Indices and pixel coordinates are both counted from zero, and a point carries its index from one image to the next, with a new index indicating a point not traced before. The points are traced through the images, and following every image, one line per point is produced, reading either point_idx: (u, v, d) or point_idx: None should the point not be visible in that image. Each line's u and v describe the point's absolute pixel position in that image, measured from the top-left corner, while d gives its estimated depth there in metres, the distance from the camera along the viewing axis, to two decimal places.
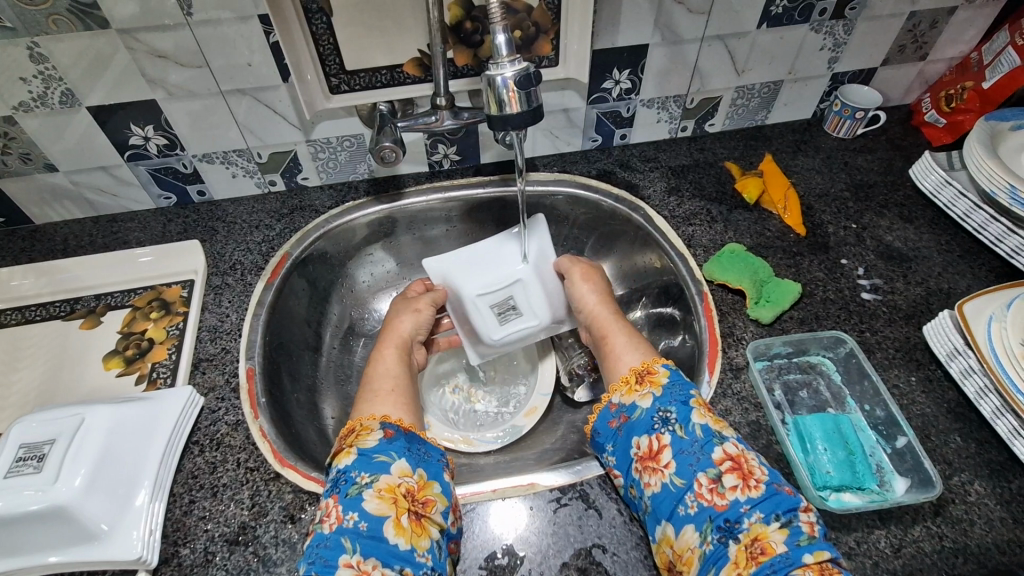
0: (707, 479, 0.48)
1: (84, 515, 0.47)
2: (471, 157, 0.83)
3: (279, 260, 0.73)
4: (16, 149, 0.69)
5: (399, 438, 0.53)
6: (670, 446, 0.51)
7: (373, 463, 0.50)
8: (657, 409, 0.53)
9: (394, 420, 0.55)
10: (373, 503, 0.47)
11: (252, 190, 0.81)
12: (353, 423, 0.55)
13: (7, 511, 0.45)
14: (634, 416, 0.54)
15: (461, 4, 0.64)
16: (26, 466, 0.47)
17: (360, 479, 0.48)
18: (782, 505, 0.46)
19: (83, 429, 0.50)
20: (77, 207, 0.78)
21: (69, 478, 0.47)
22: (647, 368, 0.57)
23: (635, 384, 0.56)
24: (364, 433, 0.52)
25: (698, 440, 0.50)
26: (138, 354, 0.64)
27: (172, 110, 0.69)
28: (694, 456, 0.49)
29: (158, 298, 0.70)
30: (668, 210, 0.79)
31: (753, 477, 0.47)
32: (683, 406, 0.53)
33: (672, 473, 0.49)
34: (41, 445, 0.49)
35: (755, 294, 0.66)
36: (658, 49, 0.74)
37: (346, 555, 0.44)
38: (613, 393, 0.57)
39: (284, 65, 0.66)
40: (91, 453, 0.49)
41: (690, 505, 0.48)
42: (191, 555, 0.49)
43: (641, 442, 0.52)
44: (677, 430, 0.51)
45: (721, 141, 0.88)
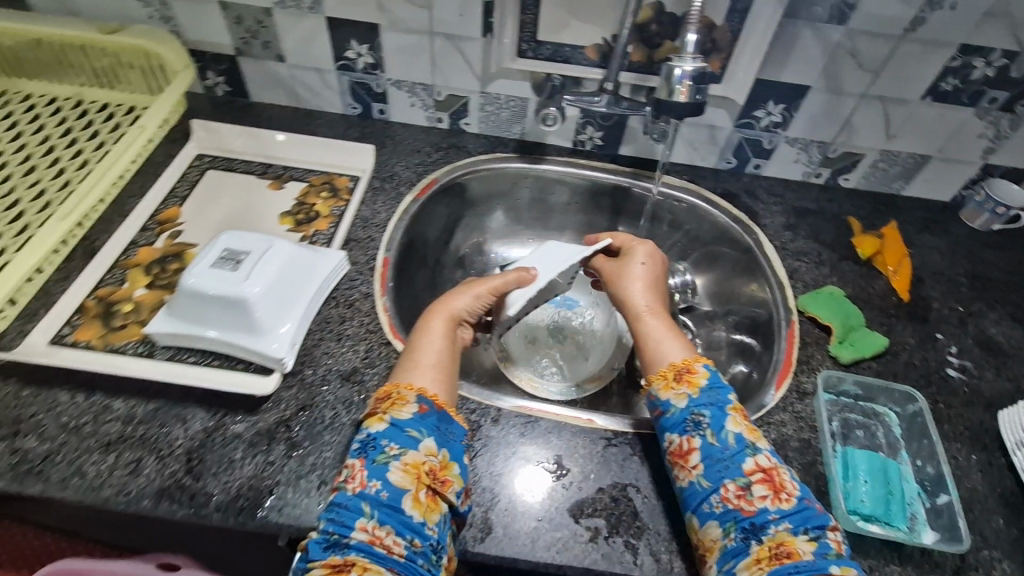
0: (735, 486, 0.52)
1: (257, 315, 0.60)
2: (612, 146, 0.91)
3: (428, 182, 0.86)
4: (263, 36, 0.85)
5: (430, 415, 0.55)
6: (699, 450, 0.55)
7: (404, 437, 0.52)
8: (691, 412, 0.56)
9: (429, 395, 0.56)
10: (397, 475, 0.50)
11: (421, 121, 0.94)
12: (389, 388, 0.56)
13: (207, 289, 0.59)
14: (667, 414, 0.58)
15: (653, 8, 0.72)
16: (227, 264, 0.61)
17: (389, 449, 0.51)
18: (810, 521, 0.49)
19: (268, 253, 0.63)
20: (285, 96, 0.94)
21: (253, 283, 0.60)
22: (688, 367, 0.60)
23: (672, 381, 0.59)
24: (399, 402, 0.54)
25: (731, 449, 0.54)
26: (306, 220, 0.78)
27: (387, 37, 0.82)
28: (724, 464, 0.53)
29: (329, 183, 0.83)
30: (779, 242, 0.83)
31: (784, 491, 0.51)
32: (717, 413, 0.56)
33: (700, 475, 0.54)
34: (239, 253, 0.62)
35: (840, 335, 0.70)
36: (817, 94, 0.79)
37: (363, 518, 0.47)
38: (651, 384, 0.60)
39: (489, 23, 0.78)
40: (270, 272, 0.62)
41: (715, 505, 0.52)
42: (313, 375, 0.63)
43: (672, 439, 0.57)
44: (708, 436, 0.55)
45: (850, 197, 0.91)
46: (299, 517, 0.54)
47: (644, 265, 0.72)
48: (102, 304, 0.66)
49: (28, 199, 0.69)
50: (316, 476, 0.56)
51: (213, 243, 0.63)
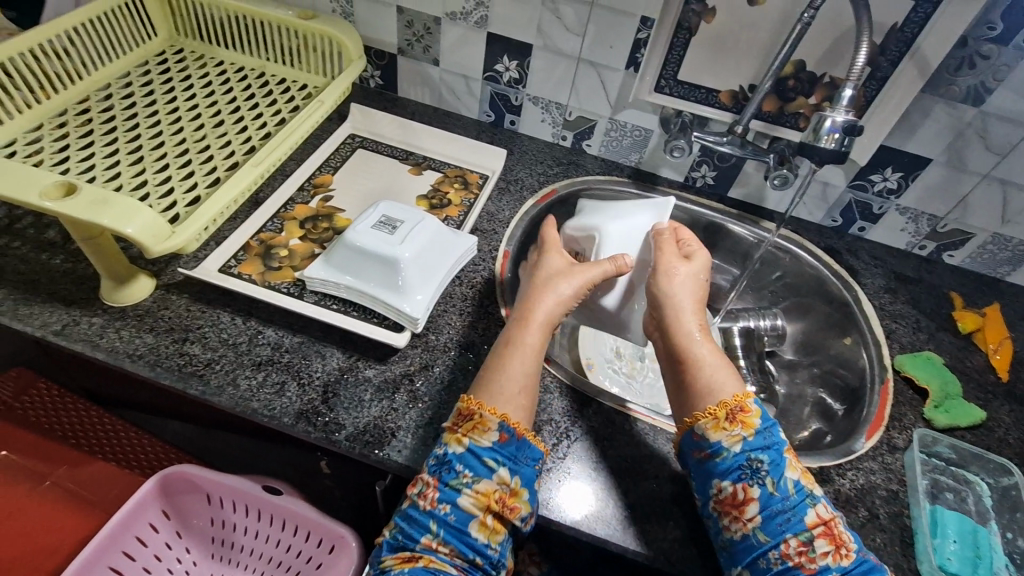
0: (796, 541, 0.52)
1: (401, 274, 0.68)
2: (722, 187, 0.96)
3: (547, 191, 0.93)
4: (426, 41, 0.96)
5: (509, 444, 0.55)
6: (757, 501, 0.53)
7: (479, 465, 0.54)
8: (747, 457, 0.55)
9: (512, 421, 0.56)
10: (468, 501, 0.53)
11: (547, 137, 1.02)
12: (467, 407, 0.57)
13: (367, 246, 0.68)
14: (719, 457, 0.56)
15: (794, 65, 0.78)
16: (385, 228, 0.71)
17: (463, 475, 0.54)
18: (863, 573, 0.51)
19: (419, 226, 0.72)
20: (429, 96, 1.04)
21: (405, 247, 0.69)
22: (740, 405, 0.57)
23: (725, 421, 0.57)
24: (479, 428, 0.55)
25: (791, 500, 0.53)
26: (439, 205, 0.86)
27: (536, 57, 0.91)
28: (784, 516, 0.52)
29: (462, 177, 0.91)
30: (878, 302, 0.85)
31: (845, 546, 0.52)
32: (776, 459, 0.54)
33: (756, 528, 0.53)
34: (395, 222, 0.72)
35: (937, 399, 0.71)
36: (938, 168, 0.82)
37: (428, 534, 0.53)
38: (698, 420, 0.58)
39: (635, 57, 0.85)
40: (419, 241, 0.70)
41: (772, 561, 0.52)
42: (437, 341, 0.69)
43: (725, 487, 0.55)
44: (767, 485, 0.54)
45: (953, 273, 0.92)
46: (415, 461, 0.59)
47: (692, 267, 0.70)
48: (263, 245, 0.75)
49: (217, 147, 0.80)
50: (433, 428, 0.62)
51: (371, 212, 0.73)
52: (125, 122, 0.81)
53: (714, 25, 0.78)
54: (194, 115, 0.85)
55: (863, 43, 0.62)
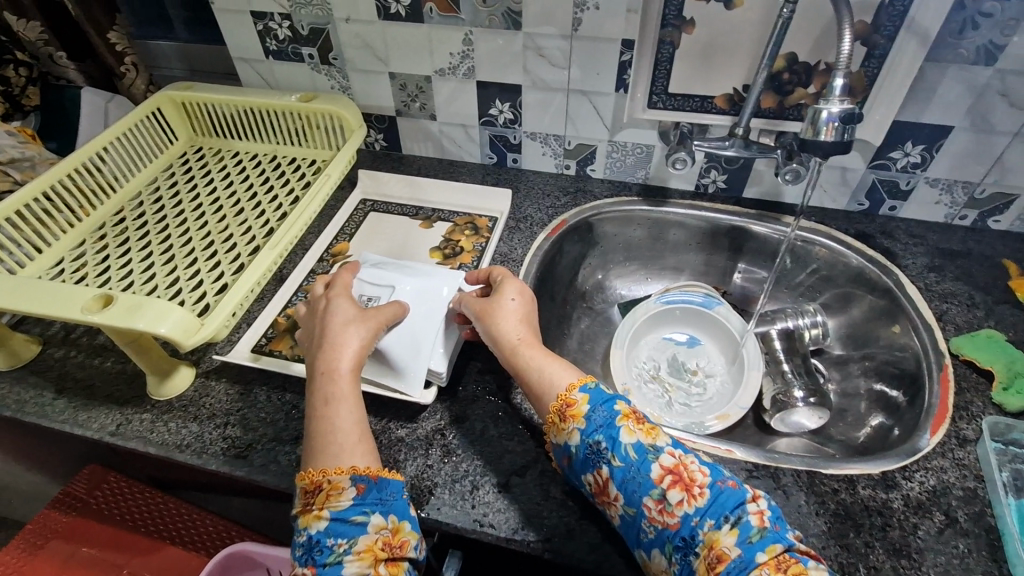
0: (653, 501, 0.50)
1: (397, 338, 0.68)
2: (736, 188, 0.94)
3: (558, 223, 0.93)
4: (421, 99, 0.99)
5: (370, 491, 0.51)
6: (612, 478, 0.53)
7: (348, 527, 0.50)
8: (587, 443, 0.55)
9: (363, 468, 0.52)
10: (354, 567, 0.48)
11: (551, 168, 1.03)
12: (310, 478, 0.51)
13: None
14: (574, 456, 0.56)
15: (785, 58, 0.76)
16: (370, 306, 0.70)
17: (337, 546, 0.49)
18: (726, 505, 0.48)
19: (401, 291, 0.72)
20: (432, 149, 1.07)
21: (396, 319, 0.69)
22: (568, 401, 0.57)
23: (559, 421, 0.57)
24: (334, 493, 0.50)
25: (635, 462, 0.52)
26: (453, 254, 0.88)
27: (527, 95, 0.93)
28: (636, 480, 0.51)
29: (472, 223, 0.93)
30: (923, 283, 0.80)
31: (696, 485, 0.50)
32: (609, 432, 0.54)
33: (623, 504, 0.52)
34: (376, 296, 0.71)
35: (1006, 381, 0.66)
36: (962, 134, 0.77)
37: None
38: (549, 432, 0.59)
39: (623, 79, 0.85)
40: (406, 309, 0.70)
41: (649, 531, 0.50)
42: (465, 392, 0.70)
43: (590, 479, 0.55)
44: (612, 460, 0.53)
45: (1004, 239, 0.85)
46: (455, 518, 0.59)
47: (499, 307, 0.67)
48: (291, 320, 0.79)
49: (239, 234, 0.85)
50: (469, 482, 0.61)
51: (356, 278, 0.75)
52: (156, 225, 0.88)
53: (696, 35, 0.78)
54: (216, 208, 0.91)
55: (846, 26, 0.58)
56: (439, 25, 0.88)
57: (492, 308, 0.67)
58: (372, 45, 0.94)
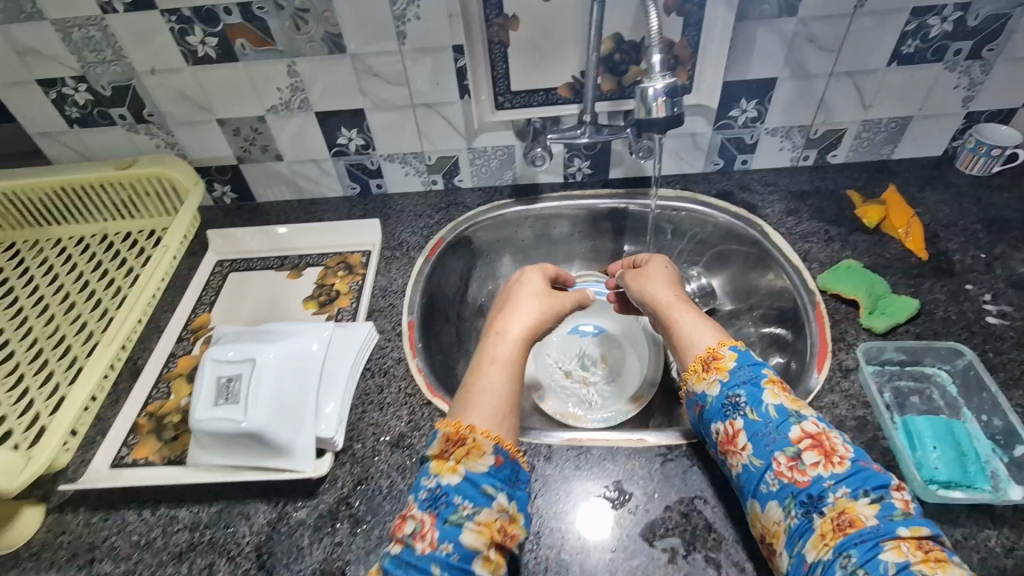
0: (785, 457, 0.52)
1: (276, 421, 0.57)
2: (602, 172, 0.94)
3: (436, 242, 0.88)
4: (261, 142, 0.92)
5: (505, 467, 0.52)
6: (744, 430, 0.55)
7: (479, 495, 0.49)
8: (727, 396, 0.57)
9: (504, 443, 0.53)
10: (470, 536, 0.48)
11: (418, 187, 0.98)
12: (458, 431, 0.53)
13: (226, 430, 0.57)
14: (706, 404, 0.58)
15: (613, 40, 0.77)
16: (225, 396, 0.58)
17: (462, 507, 0.49)
18: (869, 482, 0.49)
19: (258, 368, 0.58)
20: (288, 191, 0.99)
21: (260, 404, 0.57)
22: (714, 354, 0.60)
23: (702, 370, 0.60)
24: (476, 452, 0.52)
25: (774, 420, 0.54)
26: (328, 300, 0.81)
27: (373, 118, 0.88)
28: (770, 437, 0.53)
29: (343, 262, 0.86)
30: (785, 228, 0.84)
31: (836, 454, 0.51)
32: (752, 389, 0.56)
33: (750, 455, 0.54)
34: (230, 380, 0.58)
35: (869, 305, 0.70)
36: (786, 83, 0.82)
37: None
38: (686, 381, 0.61)
39: (464, 85, 0.82)
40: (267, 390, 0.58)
41: (771, 483, 0.52)
42: (363, 449, 0.63)
43: (719, 428, 0.57)
44: (748, 414, 0.55)
45: (844, 171, 0.92)
46: None
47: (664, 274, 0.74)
48: (153, 418, 0.68)
49: (73, 335, 0.74)
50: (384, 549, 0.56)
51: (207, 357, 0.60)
52: None
53: (522, 30, 0.77)
54: (39, 309, 0.78)
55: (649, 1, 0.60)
56: (258, 61, 0.81)
57: (647, 275, 0.74)
58: (189, 94, 0.85)
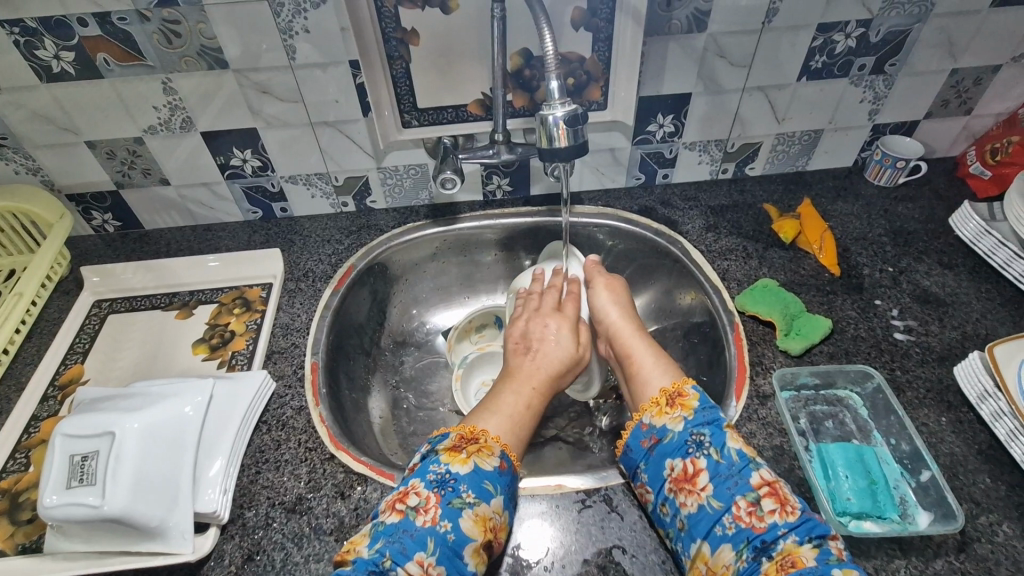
0: (745, 501, 0.50)
1: (143, 500, 0.51)
2: (522, 189, 0.90)
3: (345, 270, 0.82)
4: (140, 165, 0.82)
5: (508, 473, 0.56)
6: (706, 470, 0.53)
7: (483, 488, 0.53)
8: (690, 432, 0.55)
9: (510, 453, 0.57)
10: (467, 522, 0.50)
11: (327, 209, 0.91)
12: (475, 433, 0.57)
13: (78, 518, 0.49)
14: (666, 439, 0.56)
15: (521, 55, 0.73)
16: (78, 478, 0.50)
17: (466, 495, 0.52)
18: (815, 529, 0.48)
19: (118, 442, 0.52)
20: (180, 217, 0.90)
21: (119, 484, 0.50)
22: (678, 390, 0.59)
23: (666, 407, 0.58)
24: (485, 452, 0.55)
25: (735, 465, 0.52)
26: (221, 342, 0.73)
27: (268, 137, 0.80)
28: (732, 480, 0.52)
29: (241, 297, 0.79)
30: (705, 245, 0.83)
31: (789, 503, 0.50)
32: (716, 430, 0.55)
33: (709, 496, 0.51)
34: (85, 459, 0.51)
35: (785, 327, 0.69)
36: (700, 98, 0.80)
37: (423, 553, 0.48)
38: (644, 413, 0.59)
39: (366, 102, 0.76)
40: (130, 467, 0.51)
41: (727, 526, 0.50)
42: (254, 517, 0.56)
43: (676, 464, 0.54)
44: (712, 454, 0.53)
45: (761, 184, 0.92)
46: None
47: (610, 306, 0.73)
48: (6, 496, 0.59)
49: None
50: None
51: (55, 435, 0.52)
52: None
53: (424, 45, 0.72)
54: None
55: (544, 26, 0.59)
56: (125, 77, 0.71)
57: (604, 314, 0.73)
58: (47, 114, 0.74)
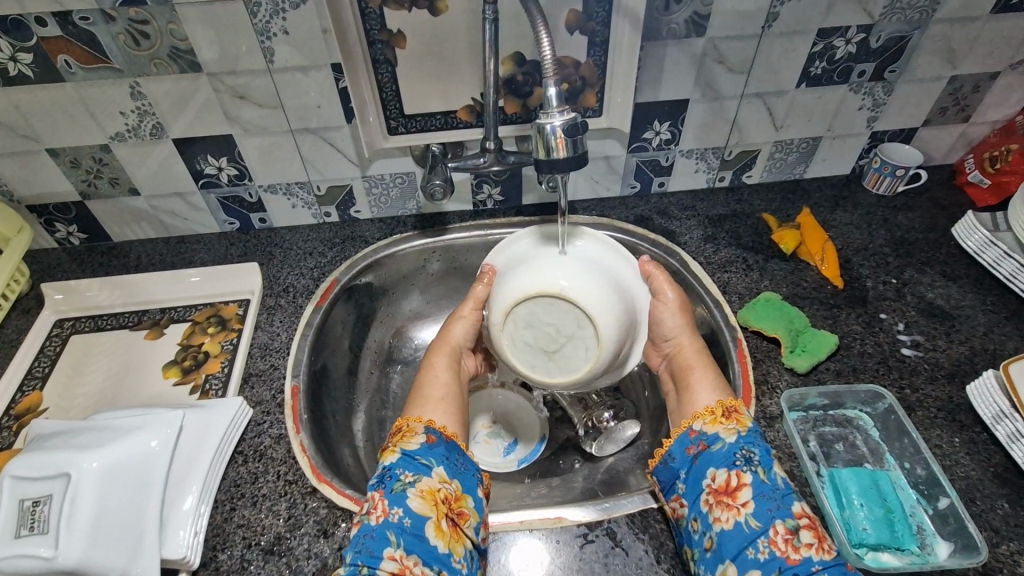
0: (784, 528, 0.46)
1: (102, 547, 0.47)
2: (514, 198, 0.87)
3: (328, 285, 0.77)
4: (107, 174, 0.76)
5: (439, 445, 0.54)
6: (750, 486, 0.49)
7: (417, 464, 0.51)
8: (741, 446, 0.52)
9: (438, 427, 0.56)
10: (417, 502, 0.48)
11: (309, 220, 0.87)
12: (400, 424, 0.57)
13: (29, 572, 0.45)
14: (714, 448, 0.53)
15: (514, 59, 0.69)
16: (29, 527, 0.46)
17: (405, 477, 0.50)
18: (849, 575, 0.44)
19: (73, 485, 0.48)
20: (151, 228, 0.85)
21: (74, 532, 0.46)
22: (734, 406, 0.56)
23: (721, 417, 0.55)
24: (409, 435, 0.55)
25: (780, 490, 0.49)
26: (194, 365, 0.69)
27: (244, 145, 0.75)
28: (774, 503, 0.48)
29: (216, 315, 0.74)
30: (704, 256, 0.80)
31: (829, 542, 0.46)
32: (766, 452, 0.51)
33: (749, 514, 0.48)
34: (37, 504, 0.47)
35: (790, 343, 0.67)
36: (698, 104, 0.78)
37: (391, 547, 0.45)
38: (695, 420, 0.56)
39: (349, 108, 0.72)
40: (86, 511, 0.47)
41: (761, 550, 0.46)
42: (228, 561, 0.51)
43: (719, 475, 0.51)
44: (759, 472, 0.50)
45: (758, 192, 0.90)
46: None
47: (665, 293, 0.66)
48: None
49: None
50: None
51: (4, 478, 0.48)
52: None
53: (410, 48, 0.68)
54: None
55: (540, 29, 0.56)
56: (89, 81, 0.66)
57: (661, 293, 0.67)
58: (3, 121, 0.69)
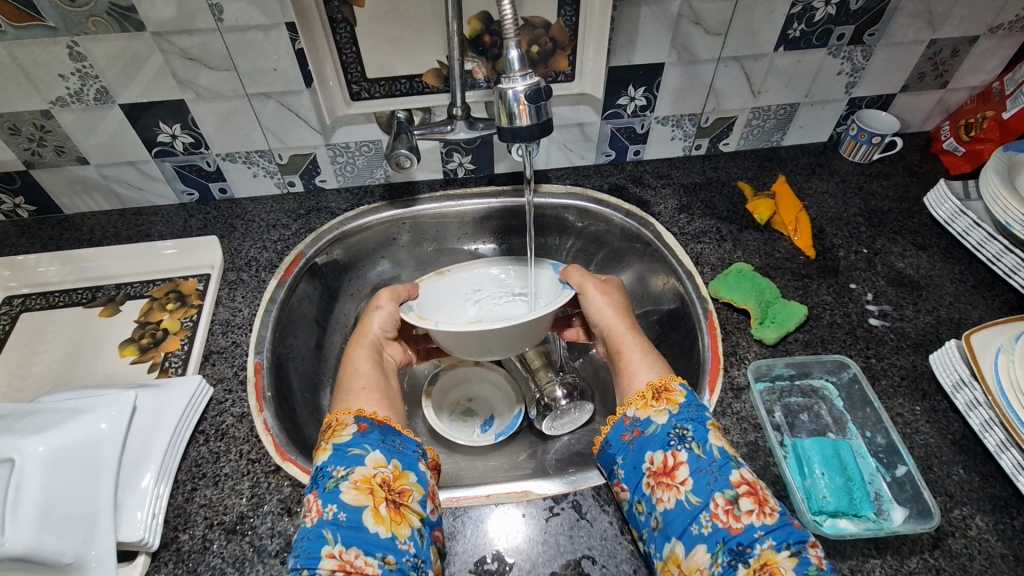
0: (723, 499, 0.47)
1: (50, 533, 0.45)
2: (485, 166, 0.84)
3: (293, 259, 0.75)
4: (51, 142, 0.72)
5: (373, 431, 0.53)
6: (687, 463, 0.49)
7: (348, 457, 0.50)
8: (674, 426, 0.52)
9: (368, 413, 0.55)
10: (351, 494, 0.47)
11: (272, 190, 0.83)
12: (329, 420, 0.55)
13: None
14: (648, 431, 0.53)
15: (480, 18, 0.66)
16: None
17: (337, 472, 0.49)
18: (793, 534, 0.45)
19: (18, 471, 0.46)
20: (104, 199, 0.81)
21: (19, 519, 0.45)
22: (664, 385, 0.56)
23: (651, 400, 0.55)
24: (339, 428, 0.53)
25: (717, 461, 0.49)
26: (152, 343, 0.67)
27: (199, 111, 0.71)
28: (713, 475, 0.48)
29: (175, 290, 0.72)
30: (678, 227, 0.79)
31: (768, 503, 0.46)
32: (699, 425, 0.51)
33: (687, 490, 0.48)
34: None
35: (759, 315, 0.66)
36: (673, 68, 0.75)
37: (328, 545, 0.44)
38: (628, 407, 0.56)
39: (307, 72, 0.68)
40: (33, 496, 0.46)
41: (704, 525, 0.46)
42: (190, 542, 0.50)
43: (655, 457, 0.51)
44: (694, 448, 0.50)
45: (735, 160, 0.88)
46: None
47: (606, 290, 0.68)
48: None
49: None
50: None
51: None
52: None
53: (370, 7, 0.64)
54: None
55: None
56: (24, 40, 0.61)
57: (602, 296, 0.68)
58: None
